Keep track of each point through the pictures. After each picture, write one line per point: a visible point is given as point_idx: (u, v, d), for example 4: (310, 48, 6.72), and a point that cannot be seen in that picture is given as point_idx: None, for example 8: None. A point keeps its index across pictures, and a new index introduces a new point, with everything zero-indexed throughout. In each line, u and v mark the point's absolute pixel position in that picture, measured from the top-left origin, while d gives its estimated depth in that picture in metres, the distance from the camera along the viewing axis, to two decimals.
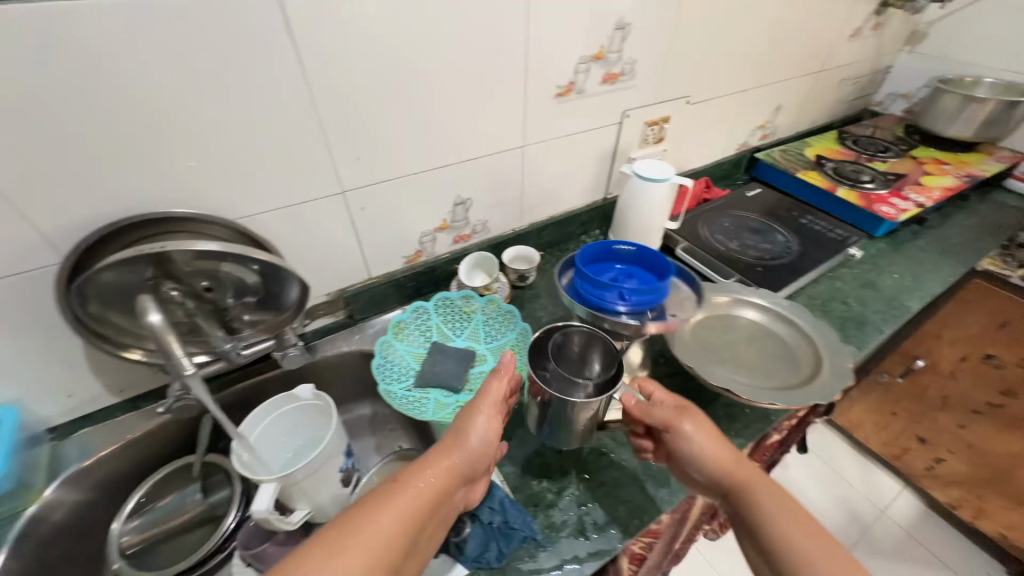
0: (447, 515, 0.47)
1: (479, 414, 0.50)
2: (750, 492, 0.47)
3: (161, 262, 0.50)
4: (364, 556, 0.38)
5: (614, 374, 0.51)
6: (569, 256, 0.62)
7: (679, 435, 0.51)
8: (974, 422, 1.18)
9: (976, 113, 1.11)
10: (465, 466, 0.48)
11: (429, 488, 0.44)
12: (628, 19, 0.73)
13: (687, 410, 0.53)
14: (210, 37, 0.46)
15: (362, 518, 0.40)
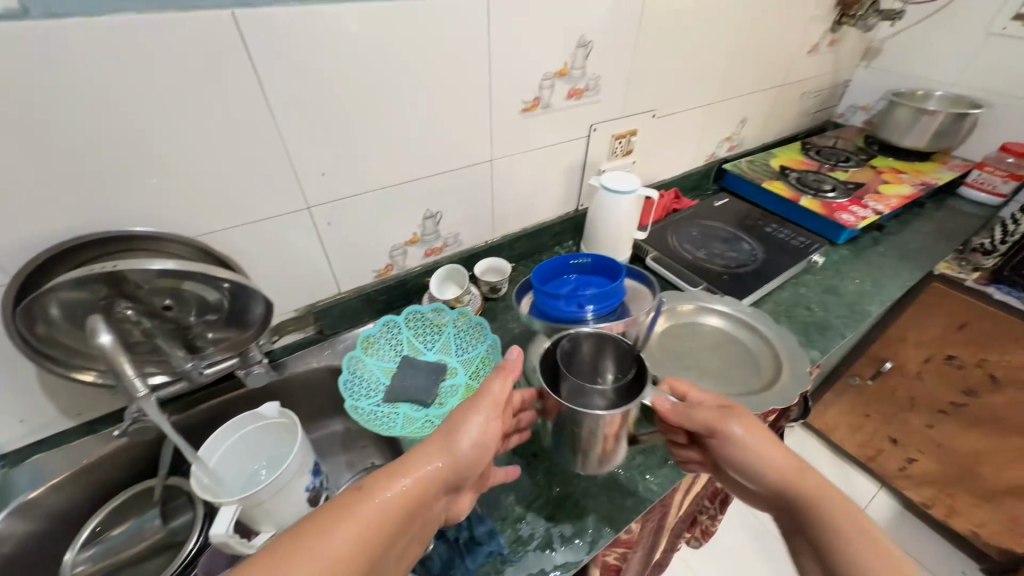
0: (427, 520, 0.45)
1: (475, 418, 0.48)
2: (813, 503, 0.43)
3: (117, 283, 0.49)
4: (328, 564, 0.36)
5: (631, 382, 0.51)
6: (524, 279, 0.63)
7: (729, 441, 0.49)
8: (941, 422, 1.21)
9: (928, 125, 1.17)
10: (452, 473, 0.45)
11: (409, 495, 0.42)
12: (590, 37, 0.75)
13: (732, 414, 0.50)
14: (164, 57, 0.46)
15: (333, 523, 0.38)
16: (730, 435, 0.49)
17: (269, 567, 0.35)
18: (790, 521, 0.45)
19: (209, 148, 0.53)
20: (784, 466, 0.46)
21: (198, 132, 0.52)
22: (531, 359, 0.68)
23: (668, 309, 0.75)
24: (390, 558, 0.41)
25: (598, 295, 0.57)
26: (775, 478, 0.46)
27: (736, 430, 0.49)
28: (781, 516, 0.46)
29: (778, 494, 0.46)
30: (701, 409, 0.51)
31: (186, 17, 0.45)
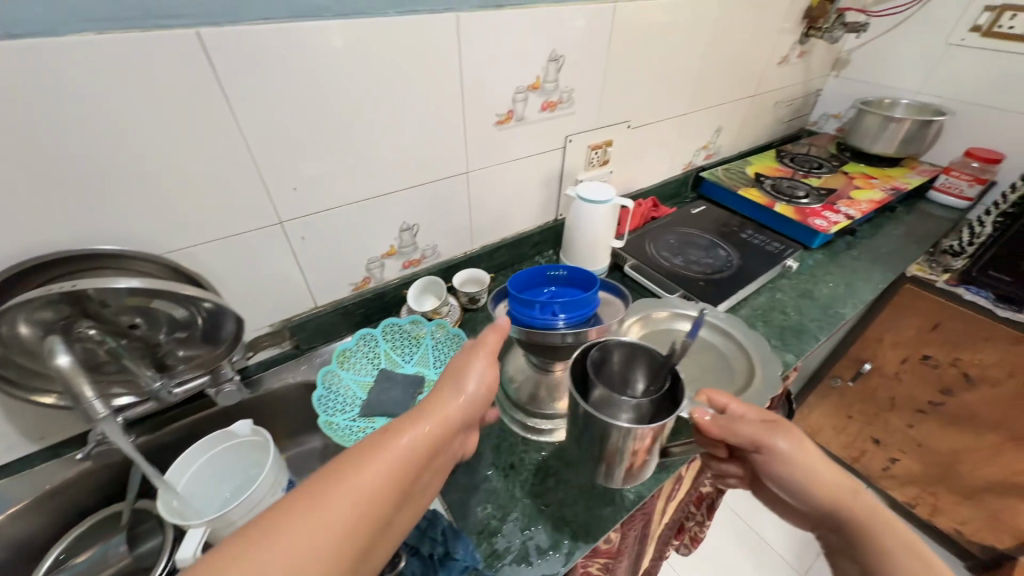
0: (442, 467, 0.44)
1: (477, 365, 0.47)
2: (866, 528, 0.42)
3: (79, 302, 0.49)
4: (350, 507, 0.34)
5: (663, 397, 0.50)
6: (501, 286, 0.63)
7: (774, 461, 0.47)
8: (920, 421, 1.23)
9: (896, 132, 1.20)
10: (464, 416, 0.44)
11: (427, 440, 0.40)
12: (560, 52, 0.77)
13: (778, 430, 0.48)
14: (125, 76, 0.46)
15: (348, 469, 0.36)
16: (776, 454, 0.47)
17: (284, 517, 0.32)
18: (839, 543, 0.44)
19: (175, 166, 0.53)
20: (834, 487, 0.45)
21: (163, 150, 0.51)
22: (507, 369, 0.68)
23: (642, 317, 0.77)
24: (409, 505, 0.39)
25: (569, 303, 0.57)
26: (824, 498, 0.45)
27: (783, 448, 0.47)
28: (827, 534, 0.46)
29: (827, 517, 0.45)
30: (742, 424, 0.49)
31: (147, 37, 0.45)
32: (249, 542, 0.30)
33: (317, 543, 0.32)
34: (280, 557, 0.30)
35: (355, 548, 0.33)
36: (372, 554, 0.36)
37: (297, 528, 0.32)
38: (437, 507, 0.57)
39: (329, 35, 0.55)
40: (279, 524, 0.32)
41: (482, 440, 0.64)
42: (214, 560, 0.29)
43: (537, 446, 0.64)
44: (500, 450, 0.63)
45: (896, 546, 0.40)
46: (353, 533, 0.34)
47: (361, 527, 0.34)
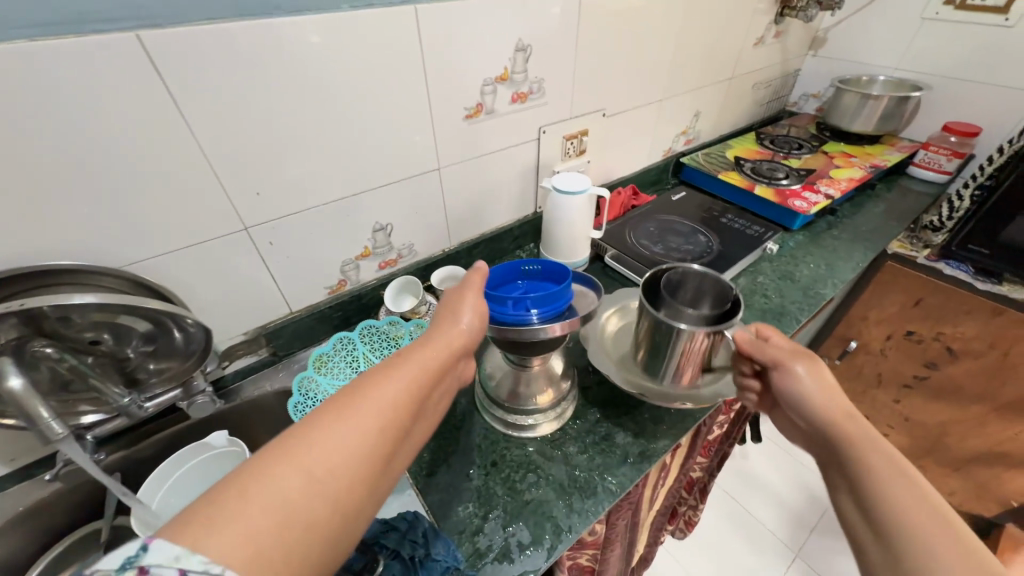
0: (449, 387, 0.45)
1: (468, 297, 0.50)
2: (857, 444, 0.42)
3: (34, 318, 0.47)
4: (375, 412, 0.34)
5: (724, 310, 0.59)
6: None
7: (789, 379, 0.50)
8: (907, 396, 1.24)
9: (874, 109, 1.20)
10: (464, 340, 0.46)
11: (434, 357, 0.42)
12: (527, 41, 0.75)
13: (801, 357, 0.50)
14: (63, 85, 0.44)
15: (366, 383, 0.36)
16: (792, 372, 0.50)
17: (312, 428, 0.32)
18: (829, 461, 0.44)
19: (127, 177, 0.51)
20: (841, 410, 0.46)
21: (111, 160, 0.49)
22: (486, 366, 0.68)
23: (617, 308, 0.80)
24: (425, 419, 0.40)
25: (542, 297, 0.55)
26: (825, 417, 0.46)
27: (806, 369, 0.49)
28: (819, 452, 0.46)
29: (822, 434, 0.45)
30: (776, 347, 0.52)
31: (82, 42, 0.43)
32: (281, 451, 0.30)
33: (351, 442, 0.32)
34: (316, 460, 0.30)
35: (386, 449, 0.34)
36: (400, 461, 0.36)
37: (327, 433, 0.32)
38: (418, 509, 0.56)
39: (311, 31, 0.55)
40: (309, 433, 0.32)
41: (464, 438, 0.64)
42: (251, 470, 0.29)
43: (519, 442, 0.63)
44: (481, 448, 0.63)
45: (882, 461, 0.40)
46: (384, 435, 0.34)
47: (390, 430, 0.34)
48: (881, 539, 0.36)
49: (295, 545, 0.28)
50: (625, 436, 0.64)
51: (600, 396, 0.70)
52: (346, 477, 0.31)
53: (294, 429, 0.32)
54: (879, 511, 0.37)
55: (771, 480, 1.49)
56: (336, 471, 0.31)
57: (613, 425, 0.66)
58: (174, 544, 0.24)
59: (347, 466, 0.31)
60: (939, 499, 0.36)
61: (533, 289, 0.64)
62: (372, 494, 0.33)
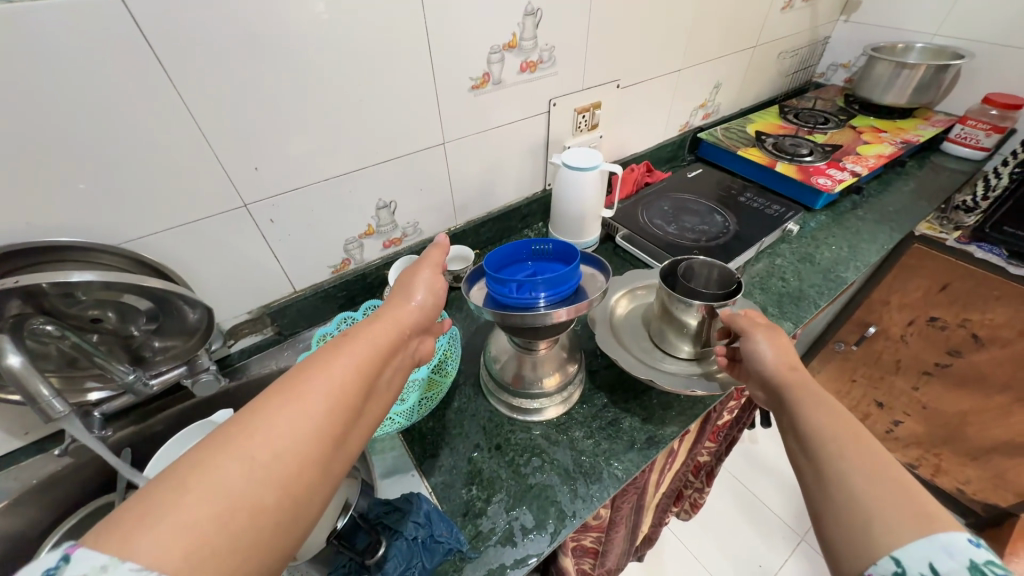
0: (407, 364, 0.44)
1: (421, 273, 0.49)
2: (798, 393, 0.44)
3: (34, 296, 0.46)
4: (322, 393, 0.33)
5: (733, 289, 0.60)
6: (476, 266, 0.59)
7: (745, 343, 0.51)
8: (925, 383, 1.21)
9: (909, 80, 1.12)
10: (415, 318, 0.45)
11: (384, 335, 0.41)
12: (537, 5, 0.70)
13: (758, 324, 0.52)
14: (46, 52, 0.42)
15: (310, 366, 0.35)
16: (750, 336, 0.51)
17: (254, 416, 0.31)
18: (778, 411, 0.46)
19: (120, 152, 0.49)
20: (793, 367, 0.47)
21: (101, 133, 0.47)
22: (490, 349, 0.67)
23: (626, 291, 0.78)
24: (380, 397, 0.39)
25: (550, 280, 0.53)
26: (775, 375, 0.47)
27: (762, 332, 0.51)
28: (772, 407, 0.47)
29: (773, 387, 0.47)
30: (746, 318, 0.54)
31: (65, 5, 0.41)
32: (220, 441, 0.29)
33: (297, 424, 0.31)
34: (259, 446, 0.29)
35: (335, 429, 0.33)
36: (355, 441, 0.35)
37: (270, 418, 0.31)
38: (421, 491, 0.56)
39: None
40: (252, 422, 0.30)
41: (467, 421, 0.63)
42: (189, 463, 0.27)
43: (524, 425, 0.63)
44: (486, 430, 0.62)
45: (813, 402, 0.42)
46: (332, 415, 0.33)
47: (338, 409, 0.33)
48: (814, 467, 0.38)
49: (242, 533, 0.27)
50: (632, 422, 0.63)
51: (607, 380, 0.68)
52: (293, 459, 0.30)
53: (234, 420, 0.31)
54: (812, 439, 0.39)
55: (778, 464, 1.48)
56: (281, 455, 0.30)
57: (621, 410, 0.64)
58: (101, 552, 0.23)
59: (293, 450, 0.30)
60: (868, 432, 0.38)
61: (538, 270, 0.61)
62: (326, 475, 0.32)
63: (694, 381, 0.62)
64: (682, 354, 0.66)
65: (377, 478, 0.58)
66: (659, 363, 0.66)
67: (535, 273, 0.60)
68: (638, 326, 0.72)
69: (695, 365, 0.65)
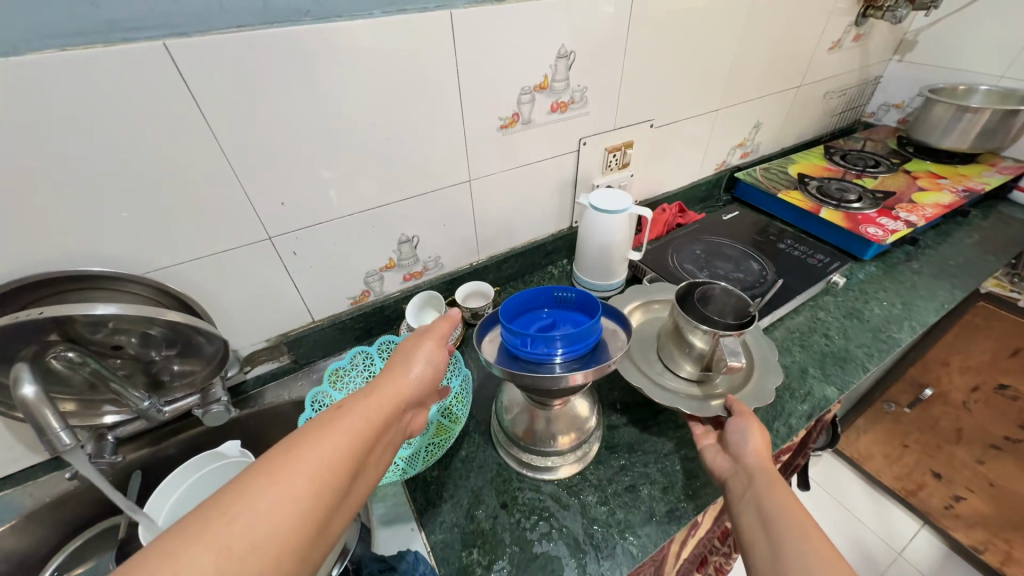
0: (397, 437, 0.43)
1: (424, 343, 0.47)
2: (767, 480, 0.45)
3: (58, 326, 0.47)
4: (308, 475, 0.33)
5: (750, 320, 0.56)
6: (490, 313, 0.57)
7: (727, 432, 0.53)
8: (993, 458, 1.08)
9: (971, 124, 1.04)
10: (413, 391, 0.43)
11: (378, 410, 0.39)
12: (571, 47, 0.70)
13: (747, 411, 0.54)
14: (91, 94, 0.44)
15: (298, 443, 0.34)
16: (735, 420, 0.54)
17: (236, 499, 0.30)
18: (737, 483, 0.48)
19: (153, 187, 0.51)
20: (763, 464, 0.48)
21: (138, 170, 0.49)
22: (503, 394, 0.64)
23: (641, 304, 0.77)
24: (366, 475, 0.38)
25: (566, 336, 0.50)
26: (754, 458, 0.49)
27: (747, 422, 0.52)
28: (735, 479, 0.48)
29: (749, 467, 0.48)
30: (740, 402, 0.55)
31: (112, 51, 0.43)
32: (196, 525, 0.28)
33: (279, 510, 0.30)
34: (235, 536, 0.29)
35: (318, 513, 0.32)
36: (335, 525, 0.34)
37: (252, 501, 0.30)
38: (419, 549, 0.52)
39: (363, 34, 0.53)
40: (232, 506, 0.30)
41: (475, 474, 0.60)
42: (165, 550, 0.27)
43: (533, 483, 0.59)
44: (492, 486, 0.59)
45: (784, 497, 0.43)
46: (317, 498, 0.32)
47: (320, 495, 0.33)
48: (774, 551, 0.39)
49: None
50: (652, 490, 0.58)
51: (627, 438, 0.64)
52: (270, 549, 0.29)
53: (216, 500, 0.30)
54: (775, 521, 0.41)
55: None
56: (252, 547, 0.29)
57: (641, 475, 0.59)
58: None
59: (268, 541, 0.29)
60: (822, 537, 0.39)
61: (557, 319, 0.59)
62: (302, 565, 0.31)
63: (690, 401, 0.61)
64: (685, 373, 0.64)
65: (377, 529, 0.56)
66: (660, 376, 0.65)
67: (553, 322, 0.57)
68: (651, 336, 0.71)
69: (696, 387, 0.63)
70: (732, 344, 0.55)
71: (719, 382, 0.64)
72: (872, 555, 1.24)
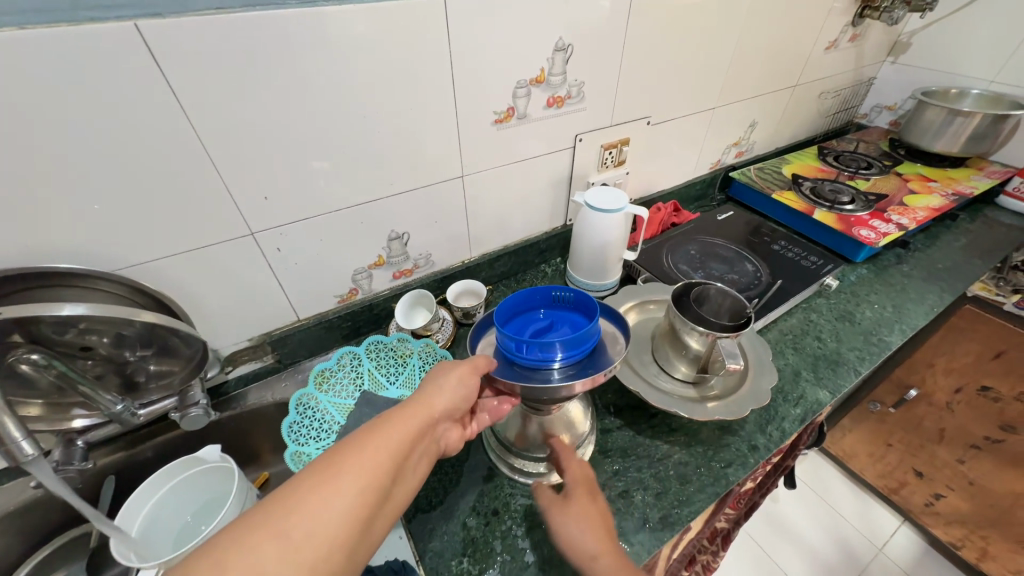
0: (431, 449, 0.44)
1: (458, 365, 0.48)
2: None
3: (20, 327, 0.44)
4: (354, 477, 0.34)
5: (746, 321, 0.55)
6: (484, 315, 0.56)
7: (559, 531, 0.47)
8: (973, 457, 1.10)
9: (963, 128, 1.05)
10: (447, 406, 0.45)
11: (413, 419, 0.41)
12: (568, 40, 0.68)
13: (579, 493, 0.49)
14: (56, 76, 0.40)
15: (346, 447, 0.36)
16: (561, 516, 0.48)
17: (294, 494, 0.32)
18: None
19: (125, 177, 0.48)
20: (600, 551, 0.45)
21: (108, 160, 0.46)
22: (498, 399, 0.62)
23: (636, 304, 0.76)
24: (406, 484, 0.39)
25: (562, 344, 0.49)
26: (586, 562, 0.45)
27: (580, 509, 0.48)
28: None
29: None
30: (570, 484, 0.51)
31: (76, 30, 0.39)
32: (254, 524, 0.30)
33: (331, 506, 0.32)
34: (295, 527, 0.30)
35: (362, 513, 0.33)
36: (378, 529, 0.35)
37: (303, 501, 0.32)
38: (409, 558, 0.51)
39: (353, 18, 0.50)
40: (291, 500, 0.31)
41: (466, 479, 0.58)
42: (230, 538, 0.29)
43: (525, 489, 0.57)
44: (483, 491, 0.57)
45: None
46: (363, 498, 0.34)
47: (369, 496, 0.34)
48: None
49: None
50: (645, 496, 0.57)
51: (621, 442, 0.63)
52: (323, 544, 0.31)
53: (276, 496, 0.32)
54: None
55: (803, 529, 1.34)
56: (310, 540, 0.30)
57: (634, 481, 0.58)
58: None
59: (323, 535, 0.31)
60: None
61: (553, 322, 0.57)
62: (351, 561, 0.32)
63: (686, 404, 0.60)
64: (680, 374, 0.63)
65: None
66: (655, 378, 0.64)
67: (549, 326, 0.56)
68: (647, 336, 0.70)
69: (691, 389, 0.63)
70: (729, 346, 0.54)
71: (714, 384, 0.63)
72: (853, 551, 1.26)
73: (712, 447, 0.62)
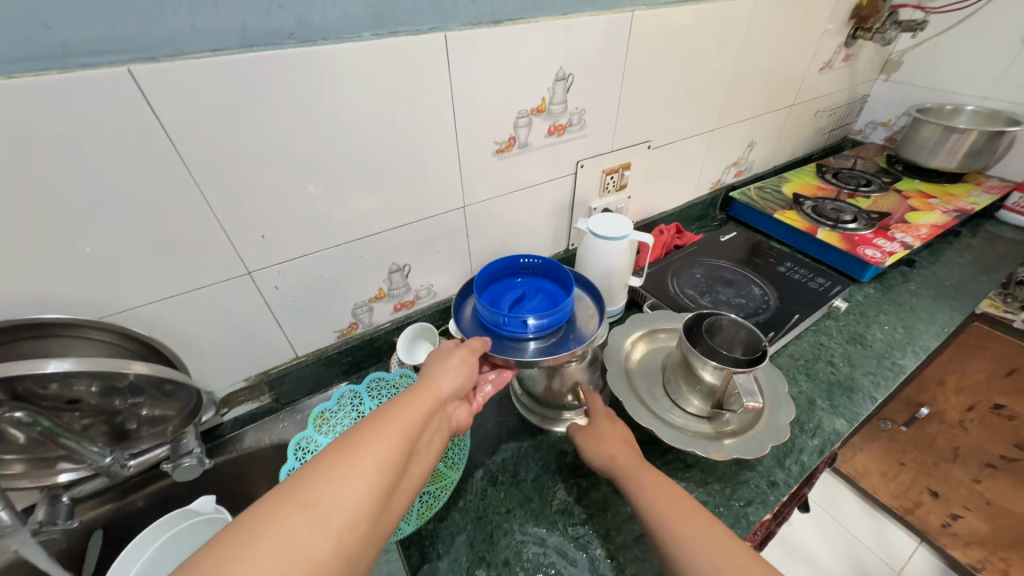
0: (445, 427, 0.43)
1: (454, 353, 0.50)
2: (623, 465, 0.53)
3: (5, 384, 0.42)
4: (370, 450, 0.34)
5: (761, 355, 0.54)
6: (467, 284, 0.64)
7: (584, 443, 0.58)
8: (990, 478, 1.12)
9: (959, 144, 1.05)
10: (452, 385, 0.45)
11: (422, 398, 0.41)
12: (569, 70, 0.67)
13: (601, 420, 0.59)
14: (44, 121, 0.39)
15: (358, 425, 0.36)
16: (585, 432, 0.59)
17: (310, 472, 0.31)
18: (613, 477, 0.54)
19: (114, 221, 0.46)
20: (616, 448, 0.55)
21: (95, 205, 0.44)
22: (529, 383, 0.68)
23: (645, 333, 0.74)
24: (423, 459, 0.38)
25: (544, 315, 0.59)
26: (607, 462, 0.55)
27: (598, 429, 0.58)
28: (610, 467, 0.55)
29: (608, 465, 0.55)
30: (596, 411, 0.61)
31: (69, 79, 0.38)
32: (273, 504, 0.29)
33: (349, 477, 0.32)
34: (315, 502, 0.30)
35: (384, 483, 0.33)
36: (400, 502, 0.34)
37: (319, 480, 0.31)
38: None
39: (351, 57, 0.50)
40: (309, 477, 0.31)
41: (473, 528, 0.55)
42: (253, 519, 0.28)
43: (537, 535, 0.55)
44: (491, 539, 0.54)
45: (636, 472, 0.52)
46: (381, 474, 0.33)
47: (388, 466, 0.33)
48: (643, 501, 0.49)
49: None
50: None
51: None
52: (346, 515, 0.30)
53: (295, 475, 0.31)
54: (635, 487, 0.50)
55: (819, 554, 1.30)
56: (333, 513, 0.30)
57: None
58: None
59: (346, 507, 0.30)
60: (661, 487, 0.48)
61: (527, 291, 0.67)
62: (376, 533, 0.32)
63: (701, 441, 0.57)
64: (693, 408, 0.61)
65: None
66: (667, 413, 0.61)
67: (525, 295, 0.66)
68: (657, 367, 0.69)
69: (706, 423, 0.60)
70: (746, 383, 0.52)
71: (728, 418, 0.61)
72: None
73: (730, 484, 0.60)
